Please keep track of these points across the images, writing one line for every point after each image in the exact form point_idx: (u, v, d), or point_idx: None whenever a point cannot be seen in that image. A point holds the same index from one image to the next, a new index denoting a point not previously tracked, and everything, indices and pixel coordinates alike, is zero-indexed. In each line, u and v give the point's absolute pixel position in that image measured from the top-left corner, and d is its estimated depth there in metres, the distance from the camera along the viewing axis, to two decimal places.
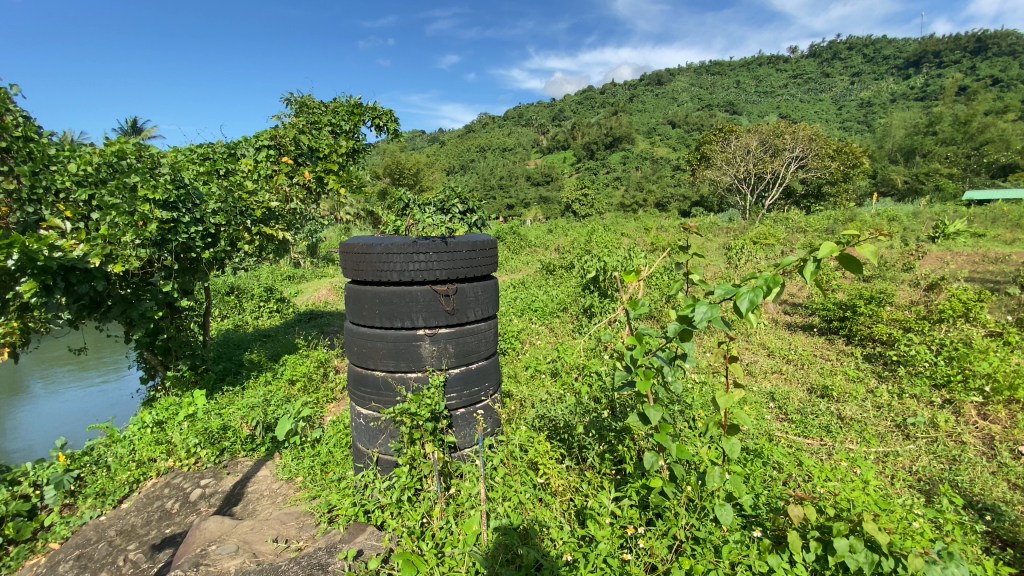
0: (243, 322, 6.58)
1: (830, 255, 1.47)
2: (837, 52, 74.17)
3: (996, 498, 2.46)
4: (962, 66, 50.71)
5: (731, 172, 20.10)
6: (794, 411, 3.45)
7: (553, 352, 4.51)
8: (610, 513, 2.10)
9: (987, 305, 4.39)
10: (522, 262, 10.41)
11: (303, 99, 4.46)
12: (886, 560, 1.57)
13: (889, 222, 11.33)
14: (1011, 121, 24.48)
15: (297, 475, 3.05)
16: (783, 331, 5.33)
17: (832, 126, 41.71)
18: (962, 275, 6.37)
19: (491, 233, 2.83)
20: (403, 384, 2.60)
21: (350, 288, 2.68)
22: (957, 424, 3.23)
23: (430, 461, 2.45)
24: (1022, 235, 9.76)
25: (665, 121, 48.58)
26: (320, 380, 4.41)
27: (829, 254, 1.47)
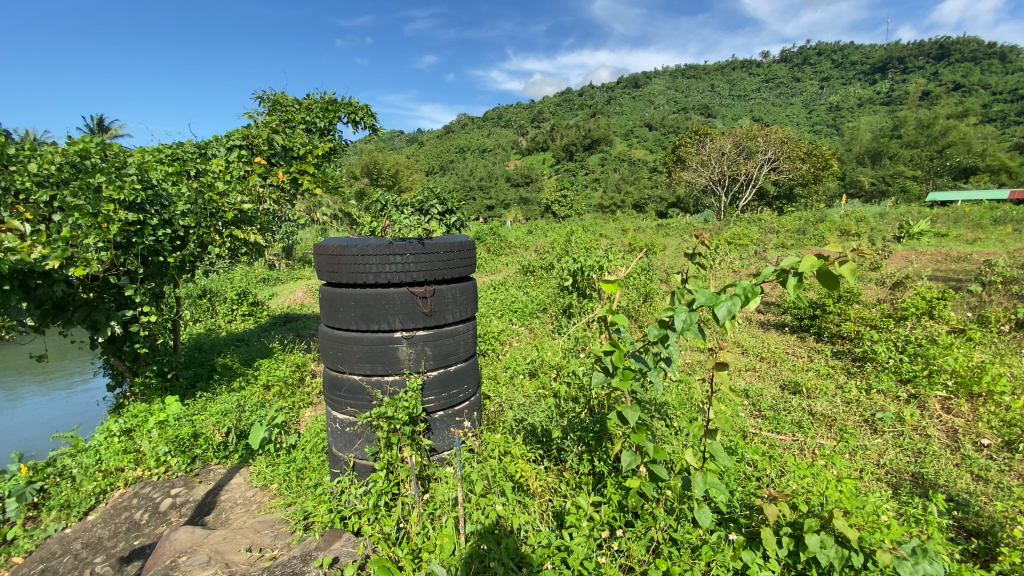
0: (216, 326, 6.42)
1: (810, 270, 1.60)
2: (807, 57, 76.27)
3: (960, 490, 2.55)
4: (925, 72, 52.73)
5: (706, 174, 20.51)
6: (767, 407, 3.52)
7: (532, 352, 4.52)
8: (588, 515, 2.11)
9: (949, 302, 4.56)
10: (502, 263, 10.42)
11: (276, 97, 4.38)
12: (855, 556, 1.62)
13: (856, 223, 11.73)
14: (970, 125, 25.62)
15: (272, 482, 2.97)
16: (756, 329, 5.46)
17: (803, 129, 42.99)
18: (925, 274, 6.62)
19: (470, 233, 2.83)
20: (379, 388, 2.56)
21: (324, 290, 2.63)
22: (922, 418, 3.35)
23: (407, 466, 2.41)
24: (980, 234, 10.23)
25: (643, 123, 49.30)
26: (296, 384, 4.32)
27: (810, 271, 1.59)
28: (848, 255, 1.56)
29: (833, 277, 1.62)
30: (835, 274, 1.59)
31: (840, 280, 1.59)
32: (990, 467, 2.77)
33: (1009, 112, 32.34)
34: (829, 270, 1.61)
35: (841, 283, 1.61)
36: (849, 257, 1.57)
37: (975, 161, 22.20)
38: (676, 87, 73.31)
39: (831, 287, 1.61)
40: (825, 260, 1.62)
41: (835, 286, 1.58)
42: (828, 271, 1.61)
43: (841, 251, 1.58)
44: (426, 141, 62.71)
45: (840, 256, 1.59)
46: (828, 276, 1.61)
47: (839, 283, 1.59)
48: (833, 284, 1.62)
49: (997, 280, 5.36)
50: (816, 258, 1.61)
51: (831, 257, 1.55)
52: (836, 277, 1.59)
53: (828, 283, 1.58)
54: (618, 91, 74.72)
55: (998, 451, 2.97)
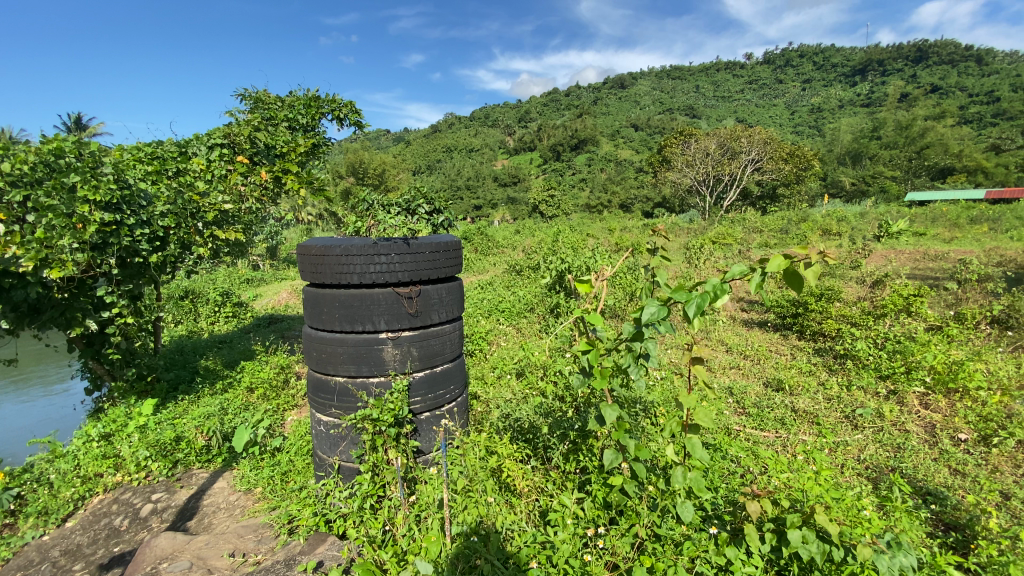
0: (198, 327, 6.30)
1: (777, 271, 1.62)
2: (790, 59, 77.43)
3: (938, 484, 2.61)
4: (903, 74, 53.89)
5: (691, 175, 20.71)
6: (751, 405, 3.56)
7: (519, 352, 4.52)
8: (573, 514, 2.11)
9: (926, 299, 4.66)
10: (489, 262, 10.40)
11: (258, 94, 4.35)
12: (835, 550, 1.64)
13: (837, 222, 11.93)
14: (947, 126, 26.23)
15: (256, 486, 2.93)
16: (740, 327, 5.52)
17: (786, 129, 43.63)
18: (904, 272, 6.77)
19: (456, 233, 2.82)
20: (364, 390, 2.54)
21: (308, 291, 2.59)
22: (901, 414, 3.42)
23: (393, 468, 2.40)
24: (957, 233, 10.48)
25: (629, 123, 49.62)
26: (280, 386, 4.25)
27: (777, 272, 1.61)
28: (814, 257, 1.57)
29: (798, 277, 1.64)
30: (801, 274, 1.61)
31: (806, 281, 1.62)
32: (967, 461, 2.83)
33: (983, 114, 33.20)
34: (795, 270, 1.62)
35: (806, 283, 1.63)
36: (816, 258, 1.60)
37: (951, 161, 22.74)
38: (662, 87, 73.88)
39: (798, 287, 1.62)
40: (792, 259, 1.65)
41: (802, 287, 1.61)
42: (795, 271, 1.63)
43: (807, 252, 1.61)
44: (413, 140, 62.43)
45: (806, 257, 1.61)
46: (795, 276, 1.63)
47: (805, 284, 1.59)
48: (799, 283, 1.64)
49: (973, 277, 5.49)
50: (783, 259, 1.63)
51: (799, 259, 1.57)
52: (802, 278, 1.60)
53: (794, 285, 1.61)
54: (604, 92, 75.11)
55: (975, 446, 3.04)
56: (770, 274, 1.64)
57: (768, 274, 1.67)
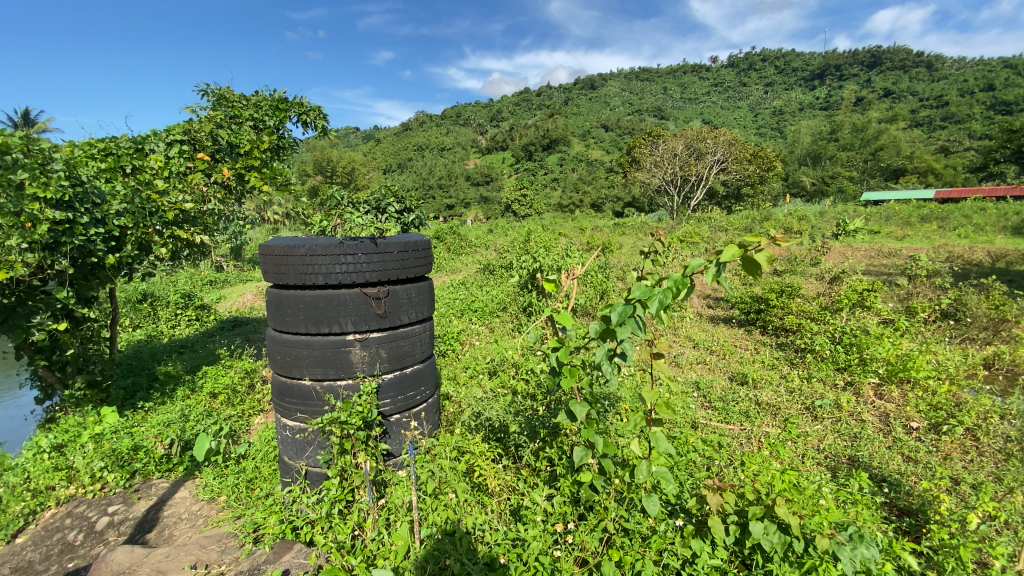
0: (157, 331, 6.05)
1: (733, 260, 1.65)
2: (753, 63, 79.87)
3: (892, 471, 2.74)
4: (859, 79, 56.23)
5: (659, 175, 21.07)
6: (717, 399, 3.65)
7: (491, 351, 4.51)
8: (542, 511, 2.12)
9: (880, 294, 4.87)
10: (462, 262, 10.34)
11: (221, 91, 4.21)
12: (795, 541, 1.70)
13: (799, 221, 12.37)
14: (899, 130, 27.53)
15: (219, 494, 2.82)
16: (706, 323, 5.66)
17: (750, 131, 44.94)
18: (860, 269, 7.07)
19: (425, 233, 2.78)
20: (331, 393, 2.48)
21: (271, 293, 2.51)
22: (857, 404, 3.56)
23: (362, 471, 2.35)
24: (908, 231, 11.03)
25: (600, 123, 50.19)
26: (245, 391, 4.12)
27: (733, 261, 1.64)
28: (766, 242, 1.60)
29: (754, 263, 1.67)
30: (755, 261, 1.63)
31: (762, 266, 1.64)
32: (918, 448, 2.97)
33: (931, 118, 34.95)
34: (750, 257, 1.64)
35: (763, 268, 1.65)
36: (769, 244, 1.63)
37: (902, 162, 23.87)
38: (631, 88, 74.96)
39: (754, 273, 1.64)
40: (746, 247, 1.67)
41: (757, 271, 1.63)
42: (750, 258, 1.65)
43: (760, 238, 1.64)
44: (383, 138, 61.50)
45: (759, 244, 1.64)
46: (750, 262, 1.65)
47: (761, 269, 1.61)
48: (757, 269, 1.67)
49: (922, 274, 5.78)
50: (736, 247, 1.66)
51: (752, 248, 1.60)
52: (757, 263, 1.62)
53: (751, 270, 1.63)
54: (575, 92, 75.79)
55: (925, 433, 3.20)
56: (727, 264, 1.68)
57: (724, 264, 1.69)
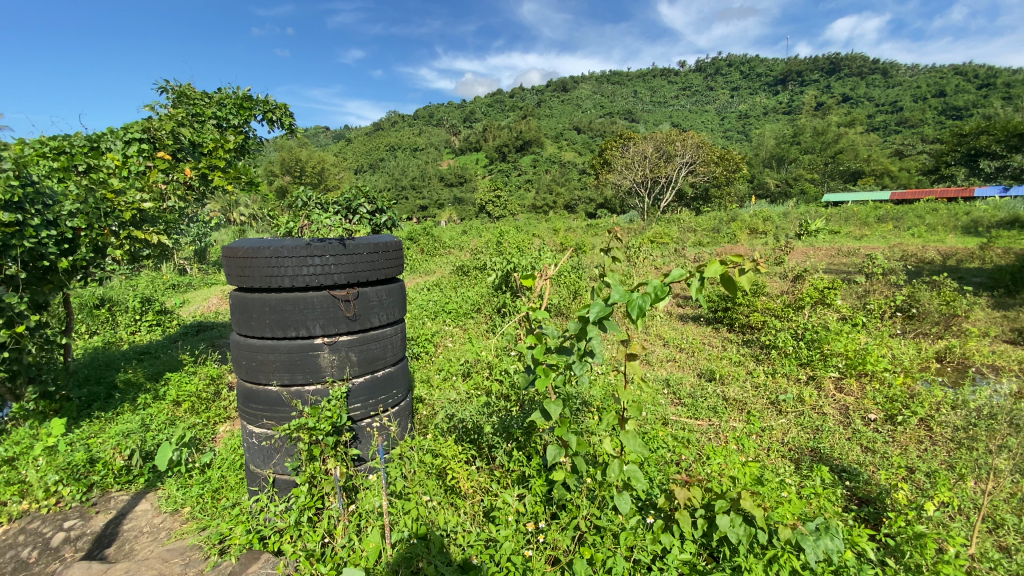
0: (116, 338, 5.80)
1: (715, 276, 1.75)
2: (719, 67, 82.15)
3: (852, 461, 2.84)
4: (820, 84, 58.35)
5: (630, 177, 21.42)
6: (686, 395, 3.73)
7: (464, 353, 4.49)
8: (514, 511, 2.12)
9: (839, 291, 5.05)
10: (435, 263, 10.28)
11: (182, 88, 4.07)
12: (760, 532, 1.76)
13: (763, 221, 12.78)
14: (857, 134, 28.72)
15: (183, 506, 2.71)
16: (676, 322, 5.78)
17: (717, 134, 46.12)
18: (820, 267, 7.36)
19: (395, 234, 2.76)
20: (299, 399, 2.43)
21: (234, 296, 2.44)
22: (819, 398, 3.70)
23: (331, 478, 2.30)
24: (866, 231, 11.51)
25: (572, 125, 50.63)
26: (210, 398, 3.98)
27: (714, 277, 1.74)
28: (747, 263, 1.72)
29: (732, 281, 1.80)
30: (735, 280, 1.78)
31: (739, 286, 1.78)
32: (876, 439, 3.10)
33: (886, 123, 36.57)
34: (730, 276, 1.78)
35: (739, 287, 1.79)
36: (748, 266, 1.76)
37: (860, 165, 24.89)
38: (603, 91, 75.87)
39: (732, 292, 1.78)
40: (727, 264, 1.76)
41: (735, 291, 1.76)
42: (729, 276, 1.79)
43: (740, 258, 1.75)
44: (354, 139, 60.56)
45: (739, 264, 1.76)
46: (730, 281, 1.77)
47: (738, 290, 1.76)
48: (733, 287, 1.81)
49: (878, 272, 6.03)
50: (719, 264, 1.75)
51: (733, 266, 1.72)
52: (736, 283, 1.76)
53: (730, 289, 1.76)
54: (548, 94, 76.30)
55: (883, 424, 3.34)
56: (709, 279, 1.76)
57: (705, 279, 1.78)
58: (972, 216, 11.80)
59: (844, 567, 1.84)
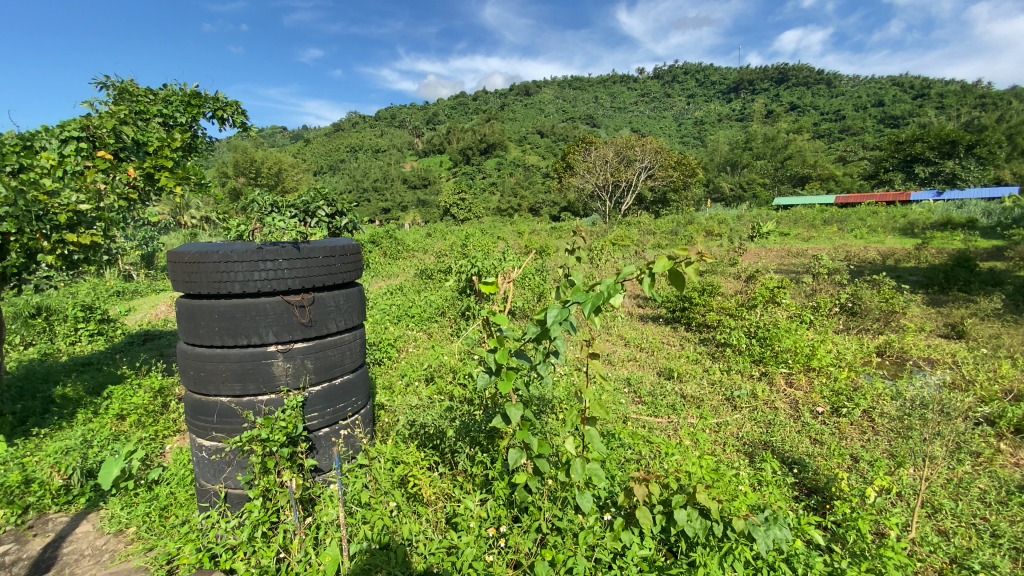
0: (53, 349, 5.44)
1: (662, 272, 1.69)
2: (676, 75, 84.75)
3: (801, 453, 2.98)
4: (770, 93, 61.11)
5: (592, 181, 21.80)
6: (647, 394, 3.80)
7: (428, 357, 4.44)
8: (476, 516, 2.11)
9: (787, 290, 5.29)
10: (398, 267, 10.14)
11: (123, 84, 3.87)
12: (714, 525, 1.81)
13: (718, 224, 13.26)
14: (805, 140, 30.22)
15: (129, 525, 2.56)
16: (637, 322, 5.92)
17: (675, 139, 47.54)
18: (771, 268, 7.70)
19: (353, 237, 2.70)
20: (251, 410, 2.33)
21: (181, 303, 2.33)
22: (771, 393, 3.85)
23: (287, 491, 2.22)
24: (813, 233, 12.12)
25: (535, 129, 51.06)
26: (158, 411, 3.78)
27: (661, 273, 1.68)
28: (693, 256, 1.65)
29: (682, 277, 1.70)
30: (682, 274, 1.67)
31: (687, 280, 1.67)
32: (823, 431, 3.26)
33: (831, 130, 38.63)
34: (678, 270, 1.71)
35: (689, 283, 1.68)
36: (696, 259, 1.68)
37: (808, 170, 26.20)
38: (566, 95, 76.81)
39: (679, 287, 1.67)
40: (675, 260, 1.71)
41: (682, 286, 1.65)
42: (678, 271, 1.70)
43: (687, 253, 1.69)
44: (313, 140, 59.13)
45: (687, 258, 1.69)
46: (678, 276, 1.68)
47: (685, 283, 1.65)
48: (684, 283, 1.70)
49: (824, 272, 6.35)
50: (667, 260, 1.71)
51: (679, 260, 1.66)
52: (683, 277, 1.65)
53: (676, 283, 1.66)
54: (511, 98, 76.79)
55: (829, 416, 3.51)
56: (657, 275, 1.70)
57: (654, 275, 1.72)
58: (908, 219, 12.59)
59: (794, 555, 1.93)
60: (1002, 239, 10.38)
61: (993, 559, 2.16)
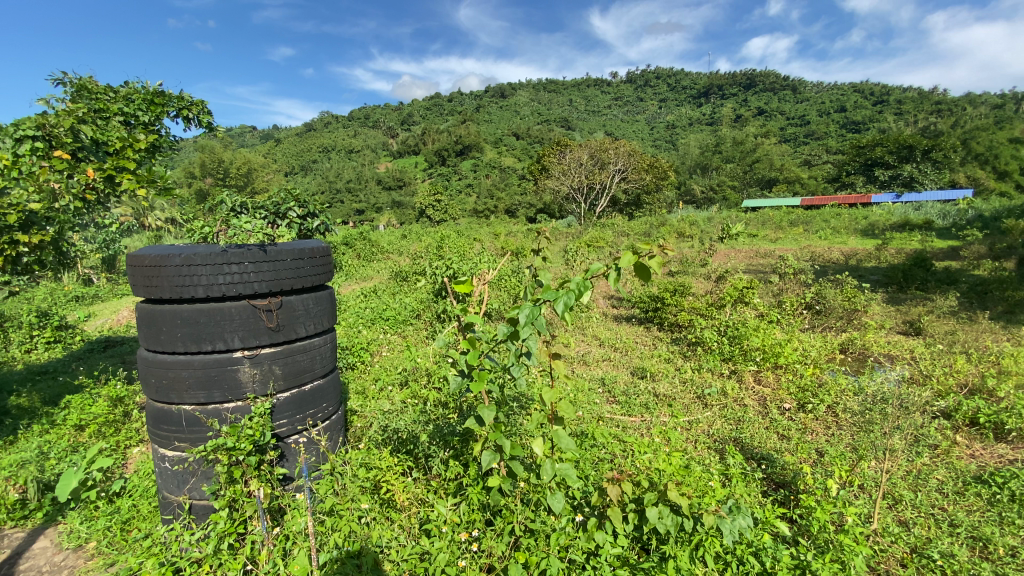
0: (6, 357, 5.17)
1: (628, 266, 1.75)
2: (648, 79, 86.25)
3: (769, 448, 3.06)
4: (739, 98, 62.75)
5: (567, 183, 21.95)
6: (621, 393, 3.85)
7: (403, 360, 4.39)
8: (448, 521, 2.10)
9: (756, 290, 5.43)
10: (373, 269, 10.00)
11: (82, 81, 3.70)
12: (685, 520, 1.84)
13: (690, 225, 13.54)
14: (773, 144, 31.12)
15: (89, 540, 2.45)
16: (611, 322, 5.99)
17: (648, 142, 48.34)
18: (740, 268, 7.90)
19: (323, 239, 2.66)
20: (216, 418, 2.27)
21: (141, 309, 2.24)
22: (740, 390, 3.94)
23: (254, 501, 2.15)
24: (780, 234, 12.50)
25: (511, 131, 51.17)
26: (120, 420, 3.64)
27: (628, 267, 1.74)
28: (657, 250, 1.72)
29: (647, 270, 1.77)
30: (647, 267, 1.74)
31: (653, 273, 1.74)
32: (790, 426, 3.35)
33: (797, 135, 39.90)
34: (643, 263, 1.75)
35: (653, 275, 1.76)
36: (660, 252, 1.74)
37: (775, 173, 26.99)
38: (541, 98, 77.24)
39: (646, 279, 1.73)
40: (640, 255, 1.77)
41: (648, 278, 1.72)
42: (643, 265, 1.76)
43: (651, 246, 1.75)
44: (284, 140, 57.89)
45: (650, 251, 1.76)
46: (642, 269, 1.75)
47: (651, 276, 1.72)
48: (648, 276, 1.77)
49: (790, 271, 6.54)
50: (632, 254, 1.76)
51: (644, 254, 1.72)
52: (649, 270, 1.72)
53: (642, 276, 1.72)
54: (486, 100, 76.83)
55: (795, 412, 3.62)
56: (623, 270, 1.76)
57: (621, 270, 1.78)
58: (869, 221, 13.09)
59: (761, 549, 1.99)
60: (956, 240, 10.89)
61: (950, 548, 2.25)
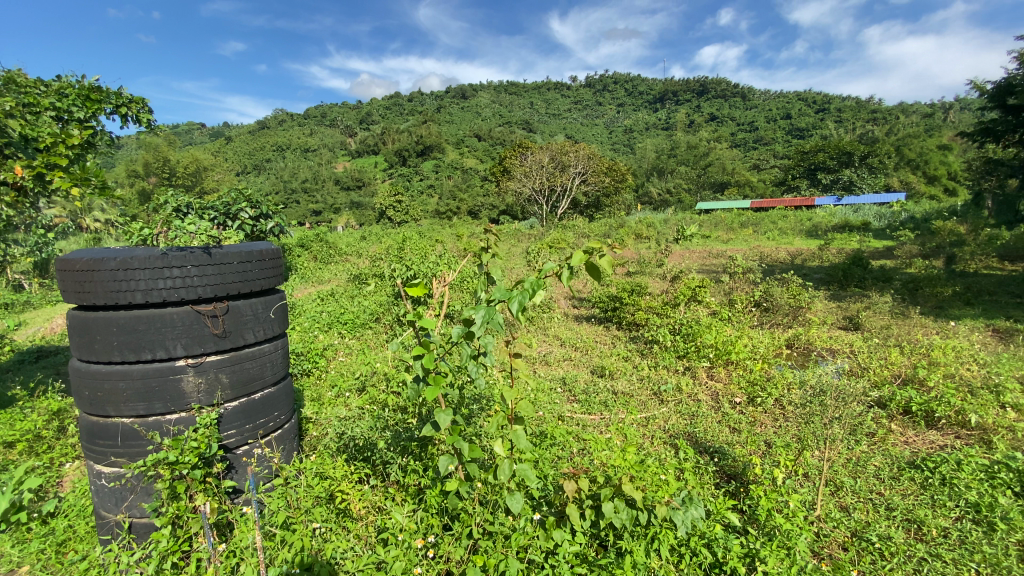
0: None
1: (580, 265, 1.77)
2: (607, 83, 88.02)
3: (721, 441, 3.18)
4: (693, 103, 65.02)
5: (529, 185, 21.99)
6: (581, 392, 3.91)
7: (361, 365, 4.30)
8: (405, 528, 2.07)
9: (708, 289, 5.64)
10: (331, 272, 9.74)
11: (9, 73, 3.49)
12: (640, 513, 1.89)
13: (647, 226, 13.90)
14: (725, 149, 32.38)
15: (22, 565, 2.28)
16: (571, 322, 6.08)
17: (607, 146, 49.32)
18: (693, 268, 8.18)
19: (273, 241, 2.58)
20: (157, 431, 2.15)
21: (72, 316, 2.11)
22: (694, 386, 4.08)
23: (200, 516, 2.05)
24: (732, 234, 13.02)
25: (472, 131, 51.01)
26: (54, 436, 3.40)
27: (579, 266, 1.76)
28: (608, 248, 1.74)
29: (598, 268, 1.80)
30: (599, 266, 1.77)
31: (604, 271, 1.77)
32: (741, 420, 3.50)
33: (747, 140, 41.65)
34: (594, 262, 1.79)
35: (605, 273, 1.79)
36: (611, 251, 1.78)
37: (728, 177, 28.09)
38: (503, 100, 77.49)
39: (597, 277, 1.76)
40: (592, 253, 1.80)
41: (600, 276, 1.76)
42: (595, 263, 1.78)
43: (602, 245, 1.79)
44: (236, 138, 55.60)
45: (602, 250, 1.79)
46: (594, 268, 1.78)
47: (602, 274, 1.75)
48: (600, 274, 1.80)
49: (740, 271, 6.81)
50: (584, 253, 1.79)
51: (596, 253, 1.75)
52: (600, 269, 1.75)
53: (594, 274, 1.75)
54: (447, 100, 76.37)
55: (745, 406, 3.78)
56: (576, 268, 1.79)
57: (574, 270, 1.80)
58: (813, 222, 13.84)
59: (713, 540, 2.06)
60: (891, 240, 11.67)
61: (887, 531, 2.41)
